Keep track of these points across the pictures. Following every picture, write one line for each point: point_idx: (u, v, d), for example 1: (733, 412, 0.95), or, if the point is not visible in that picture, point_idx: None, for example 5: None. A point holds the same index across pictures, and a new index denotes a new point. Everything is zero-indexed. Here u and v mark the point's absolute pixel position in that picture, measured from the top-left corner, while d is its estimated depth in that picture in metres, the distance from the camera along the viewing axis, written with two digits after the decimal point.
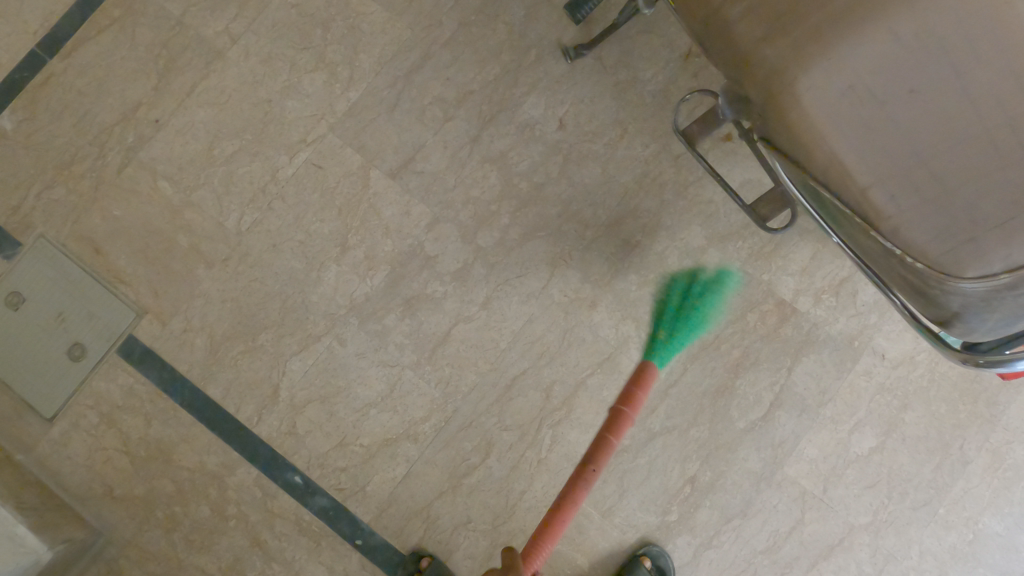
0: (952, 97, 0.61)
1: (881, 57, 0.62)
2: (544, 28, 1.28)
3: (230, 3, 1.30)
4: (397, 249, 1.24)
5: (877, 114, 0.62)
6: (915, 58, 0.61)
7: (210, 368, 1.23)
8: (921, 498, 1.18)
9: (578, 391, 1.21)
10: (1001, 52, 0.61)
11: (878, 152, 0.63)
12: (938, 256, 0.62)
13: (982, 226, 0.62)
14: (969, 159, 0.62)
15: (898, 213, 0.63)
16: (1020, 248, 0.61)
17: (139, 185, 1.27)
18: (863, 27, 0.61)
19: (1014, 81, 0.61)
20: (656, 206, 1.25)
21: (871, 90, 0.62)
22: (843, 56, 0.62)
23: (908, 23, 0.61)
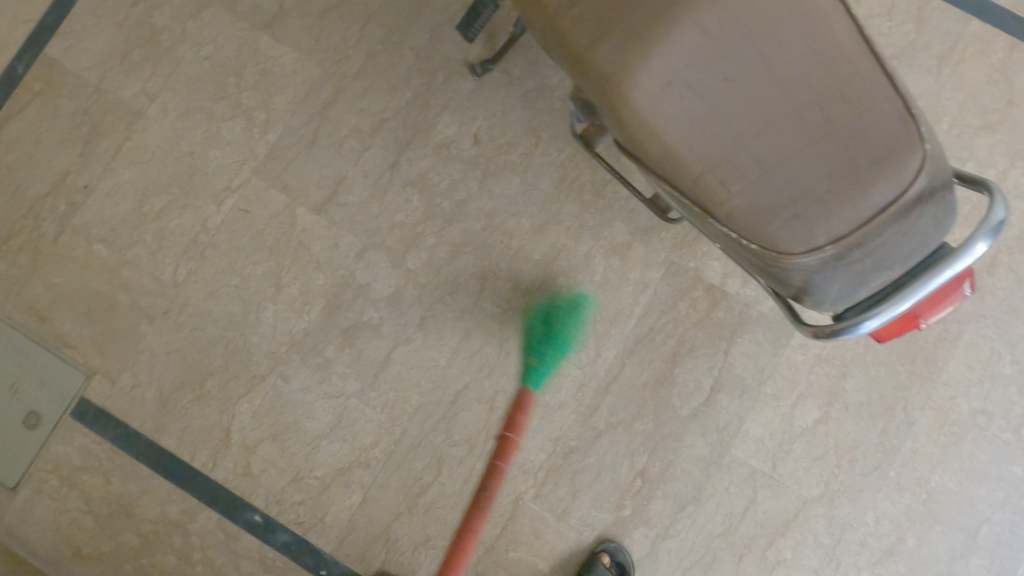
0: (760, 80, 0.65)
1: (694, 49, 0.65)
2: (450, 49, 1.31)
3: (144, 63, 1.34)
4: (330, 281, 1.27)
5: (698, 104, 0.65)
6: (723, 48, 0.65)
7: (162, 419, 1.26)
8: (871, 463, 1.18)
9: (521, 398, 1.23)
10: (796, 35, 0.65)
11: (703, 140, 0.65)
12: (772, 235, 0.64)
13: (802, 201, 0.64)
14: (784, 138, 0.65)
15: (729, 197, 0.65)
16: (840, 220, 0.64)
17: (75, 251, 1.30)
18: (673, 25, 0.65)
19: (813, 61, 0.65)
20: (577, 208, 1.26)
21: (689, 81, 0.65)
22: (660, 52, 0.65)
23: (712, 15, 0.65)
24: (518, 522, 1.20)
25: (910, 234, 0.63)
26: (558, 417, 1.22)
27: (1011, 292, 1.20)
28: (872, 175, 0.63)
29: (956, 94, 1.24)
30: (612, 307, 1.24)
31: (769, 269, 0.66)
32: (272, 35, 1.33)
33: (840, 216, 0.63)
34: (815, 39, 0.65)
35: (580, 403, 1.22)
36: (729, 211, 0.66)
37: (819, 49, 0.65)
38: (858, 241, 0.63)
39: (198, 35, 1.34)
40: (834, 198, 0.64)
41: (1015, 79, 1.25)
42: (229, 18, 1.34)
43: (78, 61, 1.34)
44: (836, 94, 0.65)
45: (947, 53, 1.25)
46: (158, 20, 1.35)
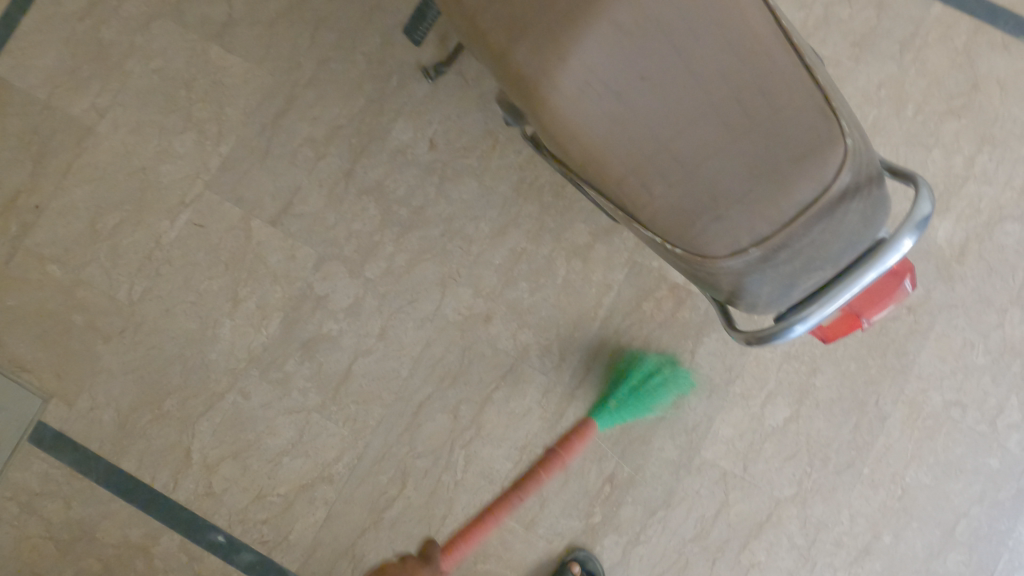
0: (678, 78, 0.64)
1: (610, 48, 0.64)
2: (402, 53, 1.28)
3: (93, 78, 1.31)
4: (287, 294, 1.24)
5: (617, 105, 0.64)
6: (640, 44, 0.64)
7: (121, 441, 1.23)
8: (844, 460, 1.15)
9: (486, 407, 1.20)
10: (713, 28, 0.64)
11: (623, 142, 0.64)
12: (695, 237, 0.64)
13: (724, 201, 0.64)
14: (704, 135, 0.64)
15: (652, 200, 0.65)
16: (762, 219, 0.63)
17: (28, 272, 1.28)
18: (588, 22, 0.63)
19: (731, 54, 0.64)
20: (537, 210, 1.24)
21: (607, 81, 0.64)
22: (575, 52, 0.63)
23: (627, 11, 0.63)
24: (486, 532, 1.18)
25: (836, 232, 0.62)
26: (524, 425, 1.19)
27: (981, 280, 1.17)
28: (792, 171, 0.63)
29: (919, 80, 1.22)
30: (576, 310, 1.21)
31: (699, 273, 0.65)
32: (221, 45, 1.31)
33: (763, 216, 0.63)
34: (733, 32, 0.64)
35: (546, 409, 1.19)
36: (652, 213, 0.65)
37: (736, 42, 0.64)
38: (783, 241, 0.62)
39: (147, 48, 1.32)
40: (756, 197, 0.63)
41: (980, 62, 1.22)
42: (177, 29, 1.32)
43: (25, 79, 1.31)
44: (755, 88, 0.64)
45: (909, 38, 1.23)
46: (106, 34, 1.32)
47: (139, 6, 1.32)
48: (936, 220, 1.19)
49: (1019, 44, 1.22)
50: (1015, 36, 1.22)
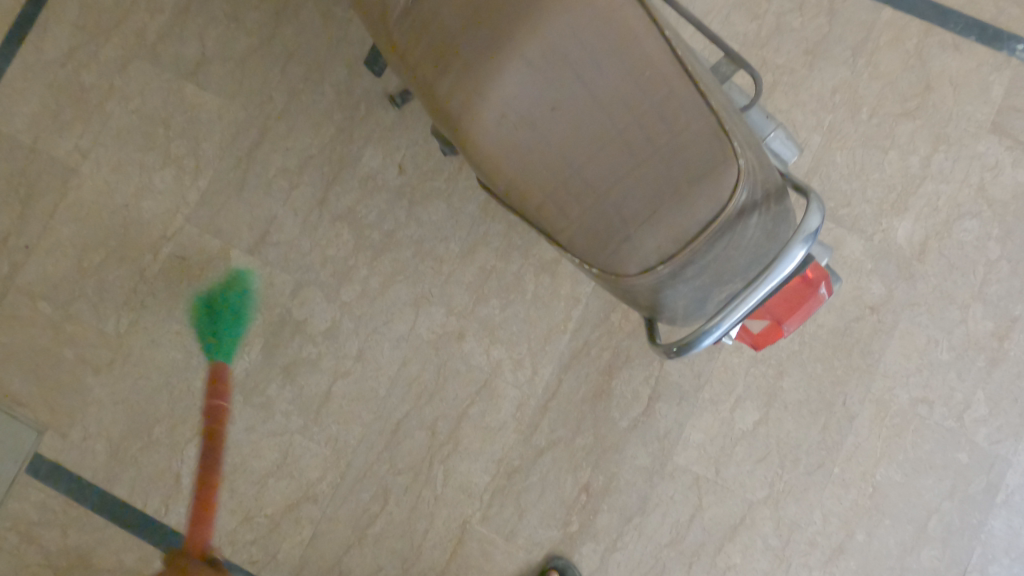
0: (586, 107, 0.68)
1: (520, 81, 0.68)
2: (369, 82, 1.33)
3: (76, 121, 1.37)
4: (267, 320, 1.29)
5: (530, 135, 0.68)
6: (547, 76, 0.68)
7: (113, 470, 1.27)
8: (815, 461, 1.17)
9: (462, 422, 1.23)
10: (615, 58, 0.67)
11: (538, 170, 0.69)
12: (606, 258, 0.68)
13: (633, 223, 0.67)
14: (611, 161, 0.67)
15: (567, 224, 0.69)
16: (667, 240, 0.66)
17: (20, 309, 1.32)
18: (497, 57, 0.67)
19: (632, 82, 0.67)
20: (504, 228, 1.27)
21: (520, 114, 0.68)
22: (489, 86, 0.68)
23: (534, 45, 0.67)
24: (467, 545, 1.21)
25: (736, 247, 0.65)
26: (500, 439, 1.22)
27: (942, 277, 1.19)
28: (692, 192, 0.66)
29: (872, 83, 1.24)
30: (546, 324, 1.24)
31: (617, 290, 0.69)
32: (196, 83, 1.36)
33: (665, 235, 0.66)
34: (635, 62, 0.67)
35: (520, 422, 1.22)
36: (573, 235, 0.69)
37: (637, 72, 0.67)
38: (687, 258, 0.65)
39: (125, 89, 1.37)
40: (659, 217, 0.66)
41: (932, 63, 1.24)
42: (153, 70, 1.37)
43: (11, 124, 1.37)
44: (655, 115, 0.67)
45: (861, 43, 1.25)
46: (86, 78, 1.38)
47: (117, 50, 1.38)
48: (895, 220, 1.21)
49: (971, 44, 1.24)
50: (967, 37, 1.24)
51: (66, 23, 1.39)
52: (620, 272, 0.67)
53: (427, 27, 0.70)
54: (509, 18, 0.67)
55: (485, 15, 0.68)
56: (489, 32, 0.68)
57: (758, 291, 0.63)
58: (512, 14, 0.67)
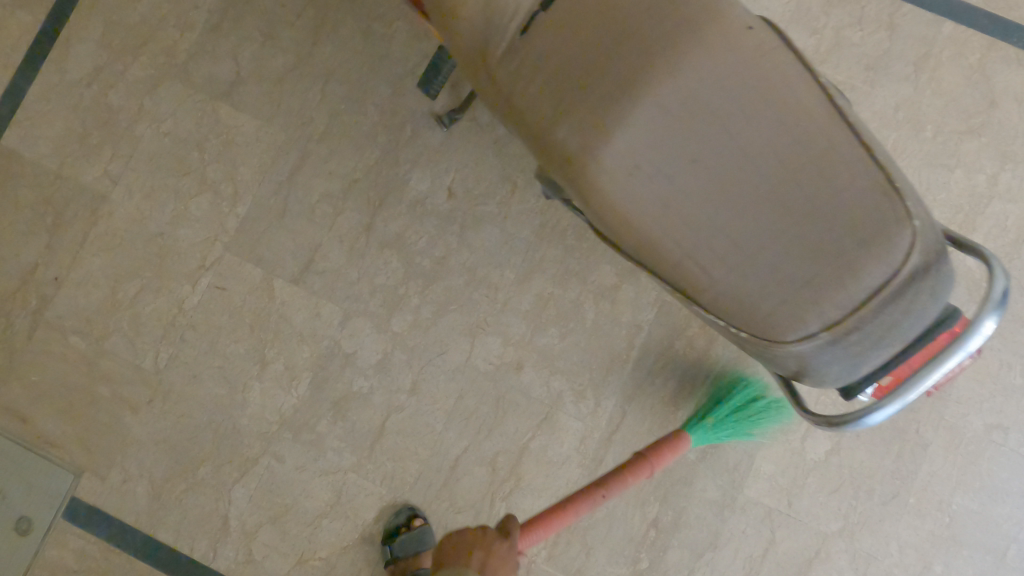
0: (729, 159, 0.65)
1: (656, 130, 0.64)
2: (414, 102, 1.27)
3: (104, 145, 1.30)
4: (315, 353, 1.23)
5: (667, 188, 0.64)
6: (690, 128, 0.64)
7: (156, 513, 1.22)
8: (889, 491, 1.14)
9: (523, 457, 1.19)
10: (764, 110, 0.65)
11: (679, 226, 0.65)
12: (761, 321, 0.65)
13: (789, 285, 0.65)
14: (762, 219, 0.65)
15: (712, 283, 0.66)
16: (831, 305, 0.64)
17: (50, 346, 1.26)
18: (634, 104, 0.63)
19: (784, 135, 0.65)
20: (561, 255, 1.22)
21: (655, 165, 0.64)
22: (622, 134, 0.63)
23: (673, 94, 0.64)
24: None
25: (904, 312, 0.64)
26: (563, 473, 1.18)
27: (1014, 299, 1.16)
28: (856, 256, 0.64)
29: (936, 100, 1.21)
30: (607, 353, 1.20)
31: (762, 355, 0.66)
32: (230, 104, 1.29)
33: (832, 301, 0.64)
34: (785, 113, 0.65)
35: (584, 456, 1.18)
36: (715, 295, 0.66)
37: (789, 123, 0.65)
38: (852, 325, 0.64)
39: (155, 111, 1.30)
40: (822, 280, 0.64)
41: (995, 79, 1.21)
42: (185, 90, 1.30)
43: (34, 149, 1.30)
44: (813, 169, 0.65)
45: (923, 58, 1.22)
46: (113, 99, 1.31)
47: (144, 69, 1.31)
48: None
49: None
50: None
51: (89, 41, 1.32)
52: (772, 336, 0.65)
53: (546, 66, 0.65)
54: (643, 62, 0.64)
55: (615, 58, 0.64)
56: (623, 77, 0.64)
57: (945, 365, 0.65)
58: (650, 58, 0.63)
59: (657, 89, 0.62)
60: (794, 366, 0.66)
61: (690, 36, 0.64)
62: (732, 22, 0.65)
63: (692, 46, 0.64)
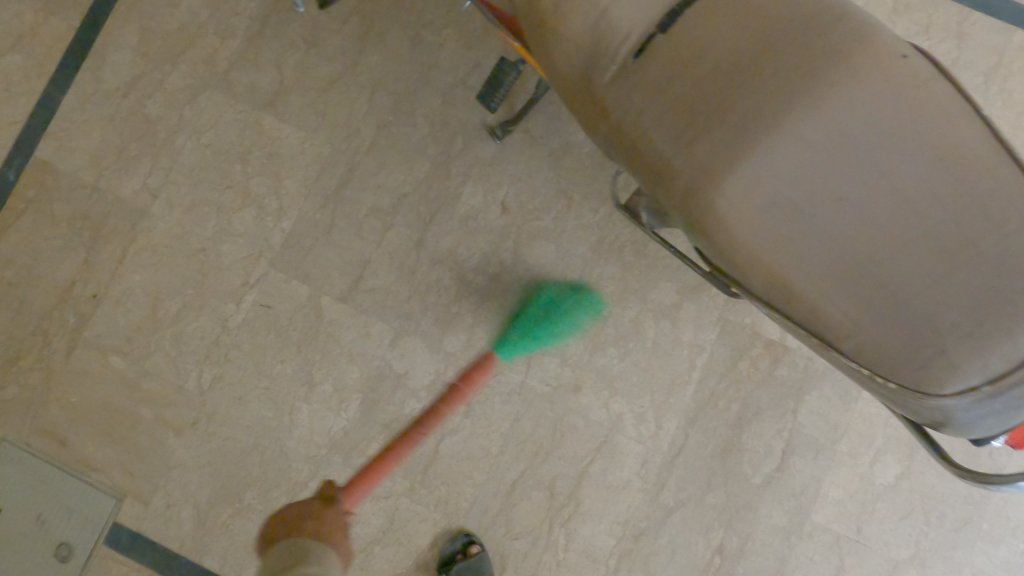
0: (879, 197, 0.61)
1: (800, 166, 0.61)
2: (466, 113, 1.23)
3: (143, 157, 1.25)
4: (365, 374, 1.19)
5: (808, 226, 0.61)
6: (836, 163, 0.61)
7: (202, 540, 1.18)
8: (962, 517, 1.11)
9: (582, 481, 1.15)
10: (918, 144, 0.61)
11: (820, 266, 0.61)
12: (914, 372, 0.60)
13: (945, 332, 0.61)
14: (914, 261, 0.61)
15: (856, 328, 0.61)
16: (995, 355, 0.60)
17: (90, 366, 1.22)
18: (774, 137, 0.60)
19: (941, 172, 0.61)
20: (619, 272, 1.18)
21: (796, 202, 0.61)
22: (763, 170, 0.60)
23: (818, 126, 0.61)
24: None
25: None
26: (623, 498, 1.15)
27: None
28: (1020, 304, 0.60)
29: (1006, 112, 1.17)
30: (668, 374, 1.16)
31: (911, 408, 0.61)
32: (274, 114, 1.25)
33: (998, 353, 0.60)
34: (942, 147, 0.61)
35: (645, 480, 1.15)
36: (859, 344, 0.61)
37: (947, 158, 0.61)
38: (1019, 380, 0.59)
39: (195, 122, 1.26)
40: (986, 330, 0.60)
41: None
42: (226, 100, 1.26)
43: (70, 161, 1.25)
44: (973, 208, 0.61)
45: (993, 68, 1.17)
46: (151, 109, 1.26)
47: (183, 78, 1.27)
48: None
49: None
50: None
51: (126, 48, 1.27)
52: (924, 387, 0.60)
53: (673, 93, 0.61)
54: (787, 93, 0.60)
55: (755, 88, 0.61)
56: (765, 110, 0.60)
57: None
58: (793, 89, 0.60)
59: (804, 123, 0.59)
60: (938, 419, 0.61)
61: (839, 64, 0.60)
62: (885, 48, 0.61)
63: (842, 76, 0.60)
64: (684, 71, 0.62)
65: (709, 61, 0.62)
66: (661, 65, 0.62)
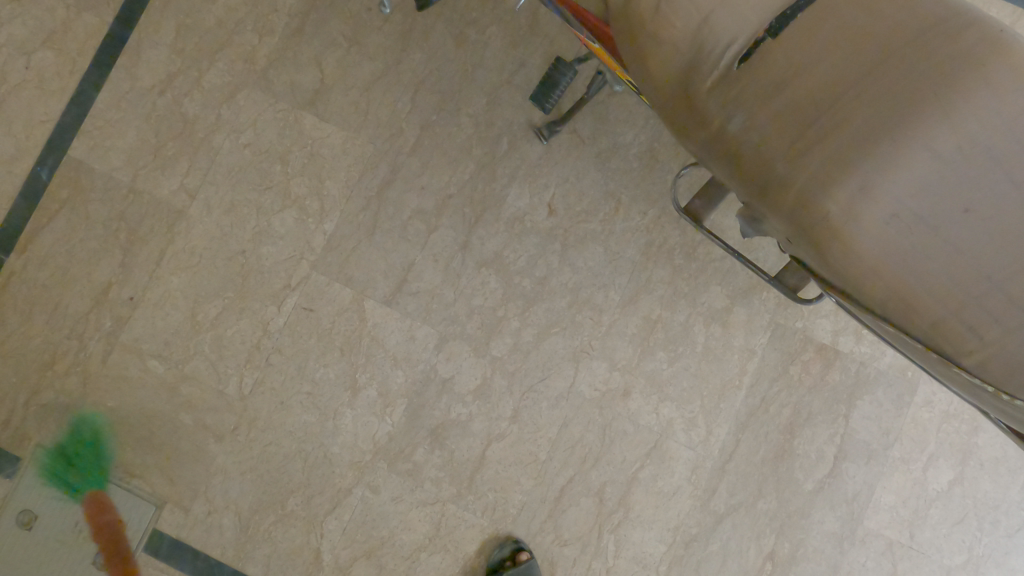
0: (1017, 209, 0.56)
1: (925, 176, 0.56)
2: (511, 113, 1.21)
3: (180, 157, 1.23)
4: (410, 378, 1.17)
5: (932, 240, 0.56)
6: (965, 173, 0.56)
7: (245, 547, 1.16)
8: (1015, 523, 1.10)
9: (632, 487, 1.14)
10: None
11: (946, 282, 0.56)
12: None
13: None
14: None
15: (985, 347, 0.57)
16: None
17: (128, 370, 1.19)
18: (896, 145, 0.56)
19: None
20: (668, 275, 1.17)
21: (922, 215, 0.56)
22: (885, 182, 0.56)
23: (947, 137, 0.56)
24: None
25: None
26: (674, 505, 1.13)
27: None
28: None
29: None
30: (719, 379, 1.15)
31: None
32: (315, 114, 1.23)
33: None
34: None
35: (695, 486, 1.13)
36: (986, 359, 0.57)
37: None
38: None
39: (234, 121, 1.23)
40: None
41: None
42: (266, 99, 1.23)
43: (106, 161, 1.23)
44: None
45: None
46: (189, 108, 1.24)
47: (222, 76, 1.24)
48: None
49: None
50: None
51: (161, 45, 1.25)
52: None
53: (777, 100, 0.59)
54: (910, 102, 0.56)
55: (873, 96, 0.57)
56: (884, 117, 0.57)
57: None
58: (913, 96, 0.56)
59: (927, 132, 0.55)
60: None
61: (968, 71, 0.56)
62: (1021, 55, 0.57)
63: (971, 83, 0.56)
64: (796, 78, 0.59)
65: (822, 66, 0.59)
66: (770, 72, 0.60)
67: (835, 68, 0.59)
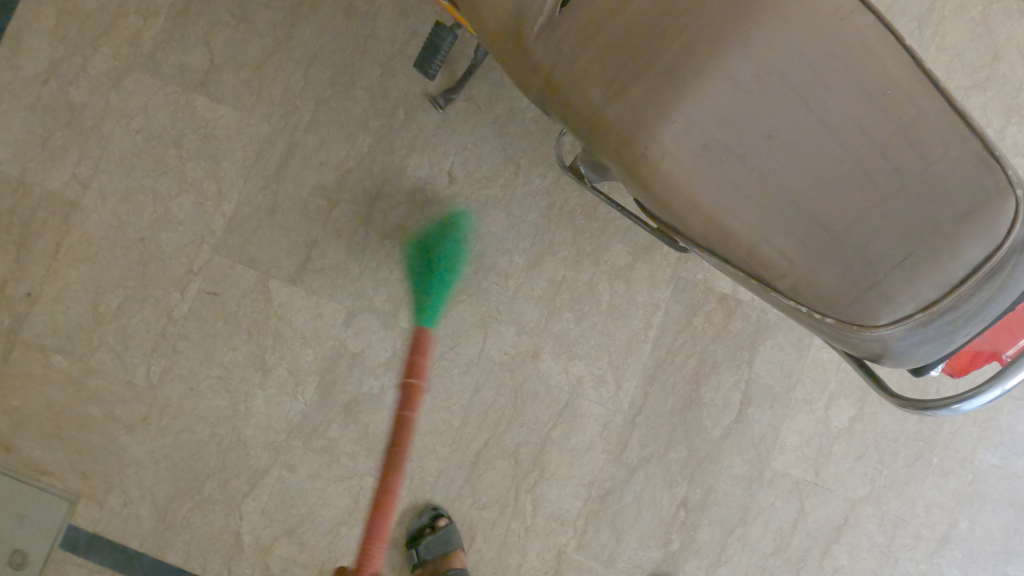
0: (809, 133, 0.64)
1: (728, 106, 0.64)
2: (406, 83, 1.19)
3: (69, 147, 1.20)
4: (320, 355, 1.17)
5: (740, 165, 0.64)
6: (764, 100, 0.64)
7: (163, 535, 1.15)
8: (913, 453, 1.14)
9: (546, 446, 1.16)
10: (845, 78, 0.64)
11: (752, 206, 0.65)
12: (850, 306, 0.64)
13: (880, 267, 0.63)
14: (843, 196, 0.64)
15: (792, 268, 0.65)
16: (926, 283, 0.62)
17: (30, 367, 1.17)
18: (700, 79, 0.64)
19: (869, 103, 0.64)
20: (571, 235, 1.18)
21: (727, 144, 0.64)
22: (694, 115, 0.64)
23: (746, 68, 0.64)
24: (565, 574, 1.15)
25: (1002, 289, 0.61)
26: (588, 460, 1.15)
27: None
28: (956, 232, 0.62)
29: (940, 56, 1.16)
30: (625, 335, 1.16)
31: (848, 341, 0.65)
32: (206, 95, 1.20)
33: (929, 280, 0.62)
34: (870, 81, 0.64)
35: (608, 441, 1.16)
36: (792, 283, 0.65)
37: (874, 92, 0.64)
38: (948, 305, 0.62)
39: (123, 106, 1.20)
40: (918, 259, 0.63)
41: (999, 30, 1.16)
42: (155, 82, 1.20)
43: None
44: (902, 139, 0.64)
45: (926, 13, 1.16)
46: (75, 96, 1.20)
47: (107, 61, 1.20)
48: None
49: None
50: None
51: (41, 32, 1.20)
52: (859, 320, 0.63)
53: (592, 44, 0.66)
54: (712, 36, 0.64)
55: (682, 35, 0.64)
56: (688, 53, 0.64)
57: None
58: (714, 32, 0.64)
59: (723, 66, 0.64)
60: (874, 351, 0.64)
61: (763, 5, 0.63)
62: None
63: (764, 19, 0.63)
64: (609, 25, 0.65)
65: (631, 9, 0.65)
66: (588, 21, 0.66)
67: (645, 14, 0.65)
